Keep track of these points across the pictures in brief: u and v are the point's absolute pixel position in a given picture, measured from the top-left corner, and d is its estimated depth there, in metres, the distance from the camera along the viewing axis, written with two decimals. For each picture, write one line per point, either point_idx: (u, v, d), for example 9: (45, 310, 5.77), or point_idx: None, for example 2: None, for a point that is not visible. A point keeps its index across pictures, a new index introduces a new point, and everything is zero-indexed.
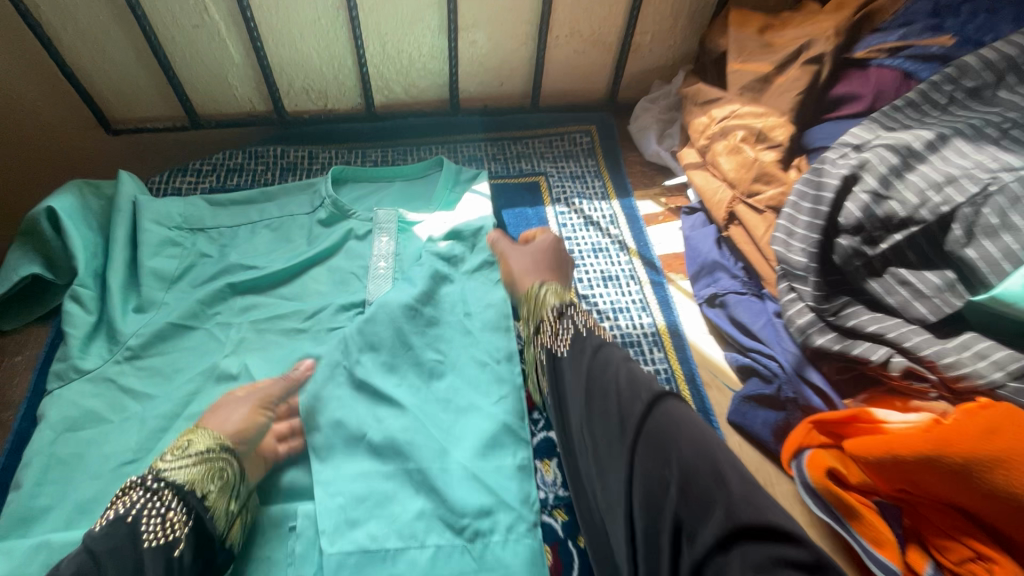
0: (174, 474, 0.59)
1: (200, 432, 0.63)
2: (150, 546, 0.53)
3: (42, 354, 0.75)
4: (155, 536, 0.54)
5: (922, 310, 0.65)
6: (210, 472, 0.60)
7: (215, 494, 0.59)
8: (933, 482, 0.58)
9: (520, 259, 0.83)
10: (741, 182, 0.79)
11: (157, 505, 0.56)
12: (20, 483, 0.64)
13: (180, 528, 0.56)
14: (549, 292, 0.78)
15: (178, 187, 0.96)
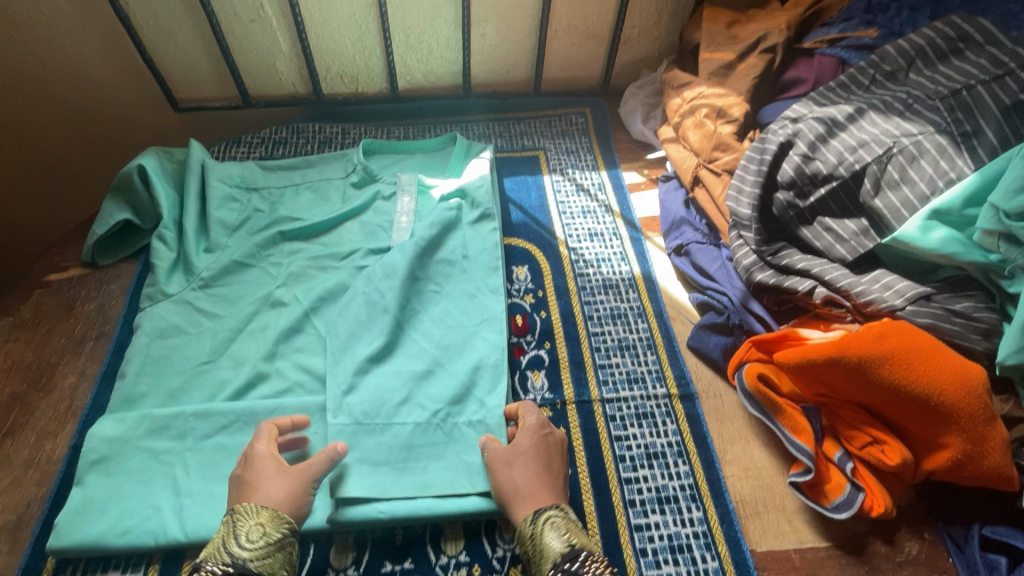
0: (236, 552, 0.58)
1: (268, 510, 0.63)
2: None
3: (132, 282, 0.93)
4: None
5: (841, 251, 0.79)
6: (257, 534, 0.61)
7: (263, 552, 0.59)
8: (839, 382, 0.74)
9: (517, 475, 0.69)
10: (703, 150, 0.95)
11: None
12: (126, 374, 0.82)
13: None
14: (564, 524, 0.64)
15: (234, 155, 1.14)
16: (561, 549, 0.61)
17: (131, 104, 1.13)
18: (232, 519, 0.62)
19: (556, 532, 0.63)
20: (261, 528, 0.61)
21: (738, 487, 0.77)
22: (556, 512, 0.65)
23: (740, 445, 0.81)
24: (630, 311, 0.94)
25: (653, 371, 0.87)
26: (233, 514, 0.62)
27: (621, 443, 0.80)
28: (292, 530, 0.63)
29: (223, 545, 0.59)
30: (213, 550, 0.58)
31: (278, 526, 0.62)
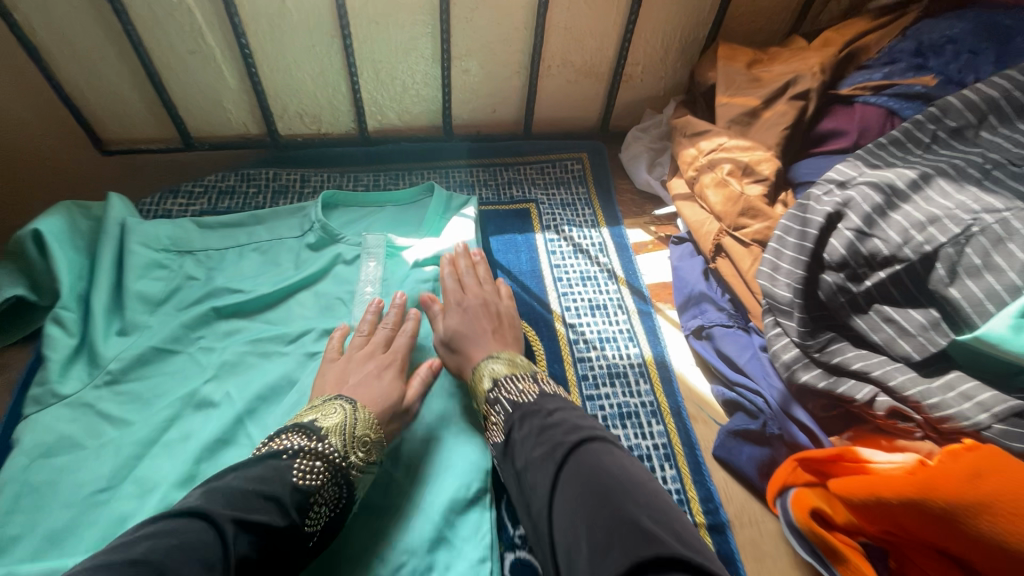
0: (327, 420, 0.62)
1: (377, 430, 0.65)
2: (298, 485, 0.55)
3: (20, 376, 0.74)
4: (304, 477, 0.56)
5: (905, 347, 0.64)
6: (357, 432, 0.62)
7: (357, 456, 0.61)
8: (918, 527, 0.57)
9: None
10: (727, 215, 0.79)
11: (310, 454, 0.58)
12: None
13: (324, 479, 0.57)
14: (495, 365, 0.72)
15: (169, 209, 0.96)
16: (495, 372, 0.71)
17: (52, 148, 0.96)
18: (348, 409, 0.64)
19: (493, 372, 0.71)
20: (366, 440, 0.63)
21: None
22: (489, 359, 0.73)
23: None
24: (642, 408, 0.78)
25: (674, 492, 0.70)
26: (350, 405, 0.65)
27: None
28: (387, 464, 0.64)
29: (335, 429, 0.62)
30: (333, 426, 0.62)
31: (380, 449, 0.64)
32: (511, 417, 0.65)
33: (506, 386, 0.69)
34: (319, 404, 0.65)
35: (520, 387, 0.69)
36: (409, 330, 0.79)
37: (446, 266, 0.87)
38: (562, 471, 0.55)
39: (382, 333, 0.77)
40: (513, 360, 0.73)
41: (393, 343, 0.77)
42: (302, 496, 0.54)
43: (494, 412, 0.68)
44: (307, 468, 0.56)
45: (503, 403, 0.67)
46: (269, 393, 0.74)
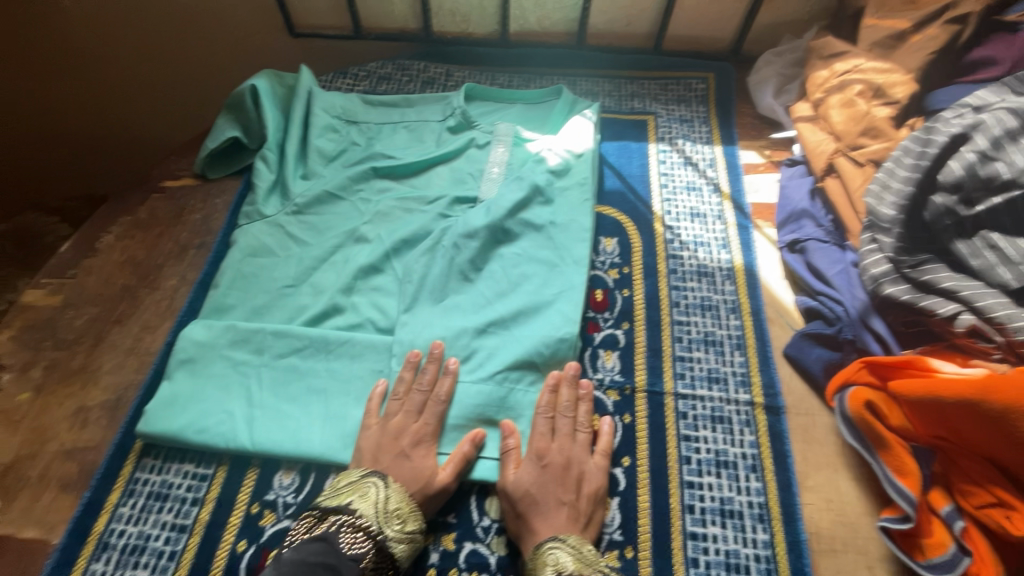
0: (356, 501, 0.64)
1: (411, 502, 0.66)
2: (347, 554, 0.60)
3: (234, 199, 0.98)
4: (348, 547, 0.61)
5: (1004, 275, 0.66)
6: (388, 510, 0.64)
7: (393, 531, 0.63)
8: (970, 430, 0.62)
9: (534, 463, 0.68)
10: (847, 135, 0.82)
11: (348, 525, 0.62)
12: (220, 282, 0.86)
13: (365, 548, 0.61)
14: (560, 555, 0.61)
15: (340, 86, 1.14)
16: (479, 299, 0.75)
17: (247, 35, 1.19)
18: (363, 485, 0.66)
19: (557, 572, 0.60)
20: (400, 514, 0.65)
21: (814, 519, 0.69)
22: (558, 550, 0.62)
23: (826, 473, 0.72)
24: (723, 304, 0.86)
25: (739, 374, 0.79)
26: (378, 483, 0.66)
27: (689, 444, 0.74)
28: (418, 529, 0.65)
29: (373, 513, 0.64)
30: (366, 505, 0.64)
31: (413, 520, 0.65)
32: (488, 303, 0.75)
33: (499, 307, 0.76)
34: (353, 481, 0.67)
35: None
36: (442, 395, 0.74)
37: (546, 394, 0.73)
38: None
39: (417, 398, 0.73)
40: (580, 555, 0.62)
41: (426, 409, 0.73)
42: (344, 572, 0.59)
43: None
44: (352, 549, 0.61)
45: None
46: (407, 238, 0.91)
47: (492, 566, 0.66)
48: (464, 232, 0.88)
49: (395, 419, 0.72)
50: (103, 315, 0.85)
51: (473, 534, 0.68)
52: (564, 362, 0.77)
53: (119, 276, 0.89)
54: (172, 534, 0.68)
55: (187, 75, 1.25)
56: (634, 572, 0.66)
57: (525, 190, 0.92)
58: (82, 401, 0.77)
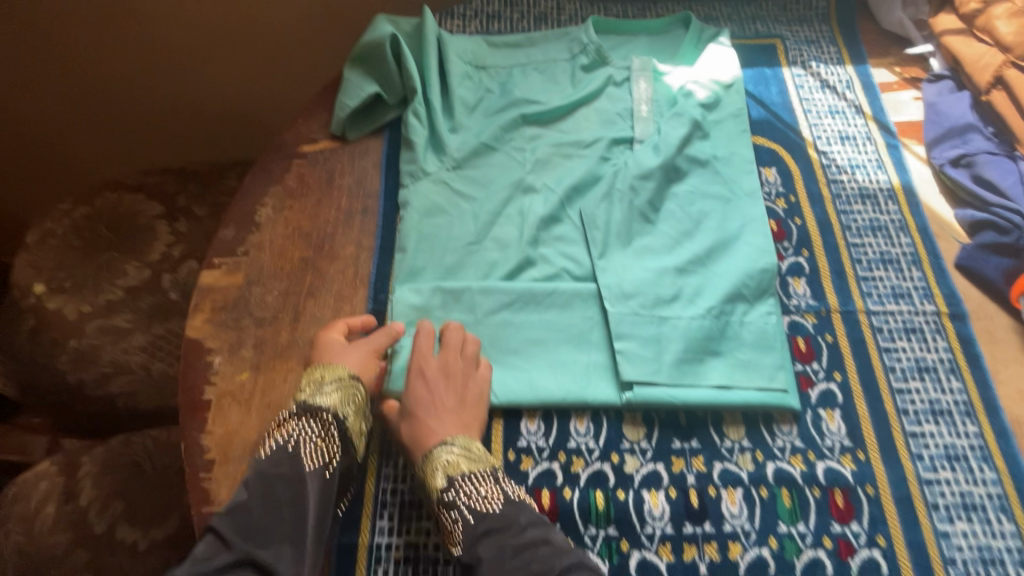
0: (447, 465, 0.68)
1: (469, 455, 0.69)
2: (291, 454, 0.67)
3: (383, 158, 0.95)
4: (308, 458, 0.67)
5: None
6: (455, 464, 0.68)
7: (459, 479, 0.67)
8: None
9: None
10: (1020, 46, 0.84)
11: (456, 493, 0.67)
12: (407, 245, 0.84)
13: (463, 517, 0.66)
14: (449, 456, 0.69)
15: (451, 28, 1.08)
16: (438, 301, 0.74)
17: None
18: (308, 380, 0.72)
19: (443, 468, 0.68)
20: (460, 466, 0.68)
21: (1013, 409, 0.77)
22: (444, 446, 0.69)
23: (1014, 369, 0.79)
24: (892, 224, 0.90)
25: (921, 288, 0.85)
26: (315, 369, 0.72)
27: (890, 354, 0.80)
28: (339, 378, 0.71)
29: (309, 394, 0.71)
30: (447, 469, 0.68)
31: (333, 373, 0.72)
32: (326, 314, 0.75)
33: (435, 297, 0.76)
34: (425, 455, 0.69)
35: (475, 488, 0.67)
36: None
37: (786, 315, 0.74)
38: (483, 537, 0.64)
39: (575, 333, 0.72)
40: (467, 449, 0.69)
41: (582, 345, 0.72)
42: (288, 452, 0.67)
43: (447, 514, 0.66)
44: (290, 433, 0.69)
45: (460, 509, 0.66)
46: (577, 184, 0.90)
47: (746, 481, 0.72)
48: (639, 173, 0.89)
49: None
50: (293, 290, 0.83)
51: (720, 455, 0.74)
52: (768, 291, 0.82)
53: (293, 249, 0.87)
54: None
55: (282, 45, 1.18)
56: (870, 471, 0.73)
57: (685, 126, 0.93)
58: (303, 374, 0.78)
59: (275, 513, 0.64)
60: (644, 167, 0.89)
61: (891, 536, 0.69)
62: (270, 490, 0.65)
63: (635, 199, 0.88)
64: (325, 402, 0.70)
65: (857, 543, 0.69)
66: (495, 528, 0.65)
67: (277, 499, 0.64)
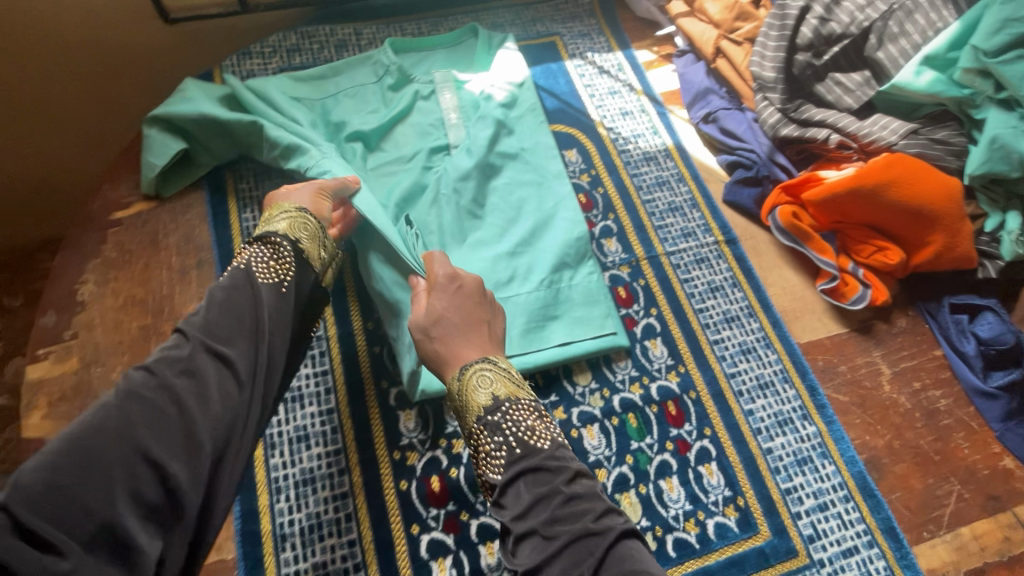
0: (494, 387, 0.71)
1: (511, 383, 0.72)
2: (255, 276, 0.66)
3: (208, 209, 0.94)
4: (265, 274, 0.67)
5: (849, 101, 0.97)
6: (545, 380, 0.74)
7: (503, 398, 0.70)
8: (855, 209, 0.95)
9: None
10: (725, 22, 1.06)
11: (506, 412, 0.68)
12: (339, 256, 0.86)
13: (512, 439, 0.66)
14: (489, 376, 0.71)
15: (251, 68, 1.10)
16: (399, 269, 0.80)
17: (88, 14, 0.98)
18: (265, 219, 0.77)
19: (483, 386, 0.71)
20: None
21: (780, 302, 0.99)
22: (485, 367, 0.72)
23: (776, 271, 1.02)
24: (672, 177, 1.09)
25: (702, 225, 1.04)
26: (270, 213, 0.77)
27: (688, 283, 0.99)
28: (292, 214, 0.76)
29: (262, 227, 0.74)
30: None
31: (293, 213, 0.76)
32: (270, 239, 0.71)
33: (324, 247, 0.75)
34: (466, 372, 0.72)
35: (523, 416, 0.68)
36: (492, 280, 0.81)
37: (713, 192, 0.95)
38: (522, 472, 0.62)
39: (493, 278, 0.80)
40: (506, 376, 0.72)
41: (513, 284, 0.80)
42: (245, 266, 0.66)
43: (492, 438, 0.67)
44: (245, 258, 0.68)
45: (507, 437, 0.66)
46: (409, 195, 0.97)
47: (599, 416, 0.85)
48: (461, 175, 0.98)
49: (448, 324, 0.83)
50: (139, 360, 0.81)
51: (576, 401, 0.86)
52: (585, 254, 0.96)
53: (130, 319, 0.84)
54: (340, 502, 0.76)
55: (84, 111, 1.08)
56: (690, 379, 0.90)
57: (492, 126, 1.04)
58: None
59: (233, 316, 0.61)
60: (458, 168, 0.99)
61: (713, 425, 0.87)
62: (225, 295, 0.62)
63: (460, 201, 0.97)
64: (281, 228, 0.73)
65: (691, 439, 0.85)
66: (535, 461, 0.63)
67: (234, 303, 0.61)
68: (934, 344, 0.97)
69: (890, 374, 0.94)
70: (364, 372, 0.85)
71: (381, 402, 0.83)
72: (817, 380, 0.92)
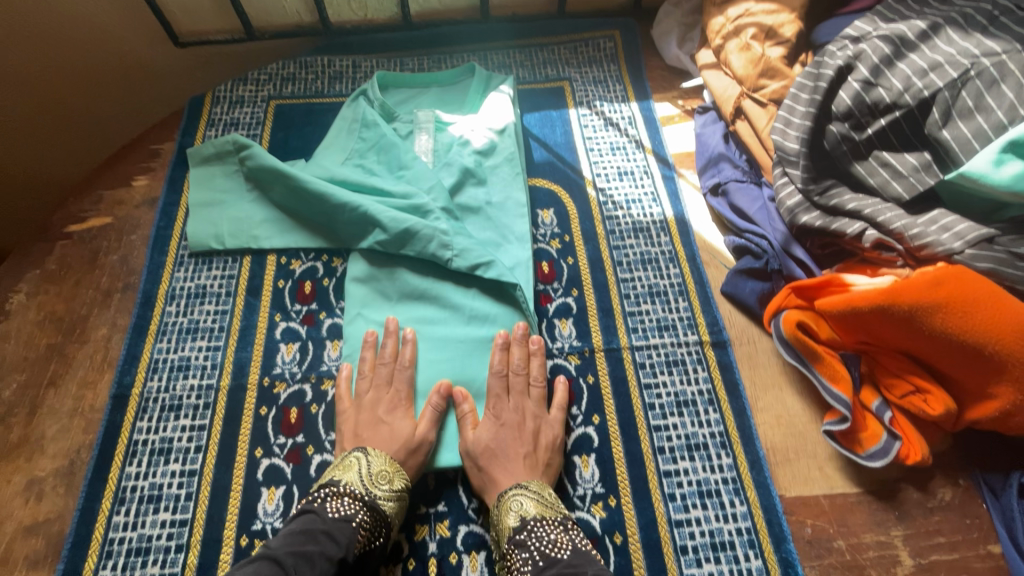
0: (522, 508, 0.66)
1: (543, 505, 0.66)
2: (334, 517, 0.63)
3: (152, 233, 0.92)
4: (338, 511, 0.63)
5: (898, 189, 0.74)
6: (544, 504, 0.66)
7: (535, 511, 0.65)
8: (886, 331, 0.71)
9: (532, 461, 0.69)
10: (748, 79, 0.87)
11: (536, 531, 0.63)
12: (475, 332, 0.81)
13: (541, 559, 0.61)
14: (523, 501, 0.66)
15: (242, 95, 1.08)
16: (391, 497, 0.67)
17: (91, 19, 0.99)
18: (363, 457, 0.69)
19: (515, 508, 0.66)
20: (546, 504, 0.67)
21: (769, 435, 0.76)
22: (518, 490, 0.67)
23: (773, 393, 0.79)
24: (662, 256, 0.90)
25: (685, 318, 0.84)
26: (364, 454, 0.69)
27: (650, 391, 0.79)
28: (407, 488, 0.69)
29: (364, 481, 0.67)
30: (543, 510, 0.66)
31: (401, 479, 0.69)
32: (351, 492, 0.66)
33: (380, 505, 0.66)
34: (499, 502, 0.67)
35: (550, 532, 0.64)
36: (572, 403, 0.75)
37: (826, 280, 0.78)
38: None
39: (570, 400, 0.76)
40: (544, 501, 0.67)
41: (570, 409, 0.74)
42: (351, 530, 0.62)
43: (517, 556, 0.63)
44: (339, 505, 0.64)
45: (531, 551, 0.62)
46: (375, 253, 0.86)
47: (489, 542, 0.69)
48: None
49: (367, 395, 0.75)
50: (33, 381, 0.79)
51: (466, 517, 0.71)
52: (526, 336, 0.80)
53: (41, 335, 0.83)
54: None
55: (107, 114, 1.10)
56: (620, 517, 0.71)
57: (456, 175, 0.93)
58: (30, 473, 0.73)
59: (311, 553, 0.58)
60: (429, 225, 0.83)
61: None
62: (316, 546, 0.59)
63: (450, 260, 0.82)
64: (385, 502, 0.66)
65: None
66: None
67: (314, 542, 0.59)
68: (991, 536, 0.69)
69: (912, 567, 0.68)
70: (242, 434, 0.76)
71: (248, 473, 0.74)
72: (796, 552, 0.69)
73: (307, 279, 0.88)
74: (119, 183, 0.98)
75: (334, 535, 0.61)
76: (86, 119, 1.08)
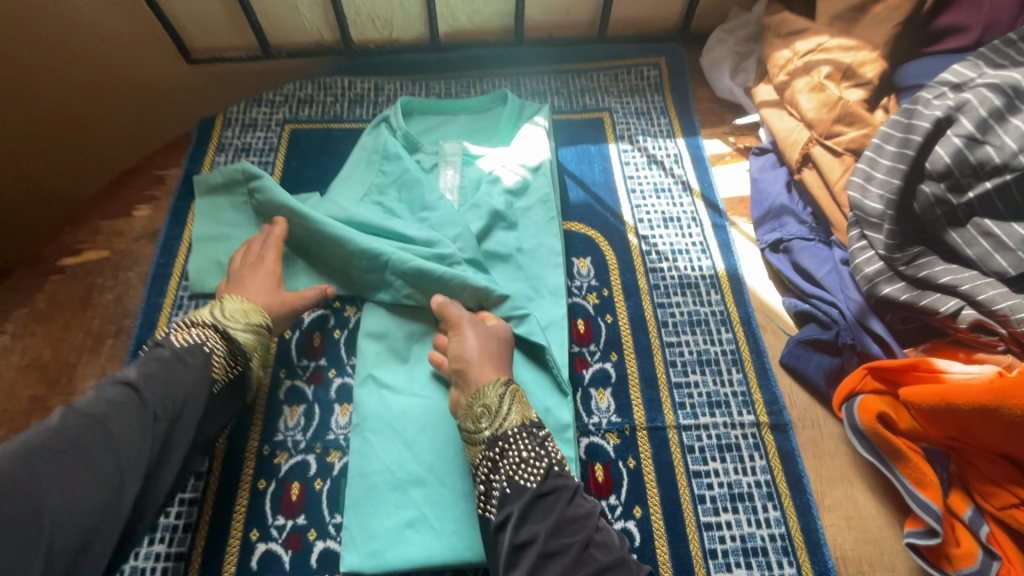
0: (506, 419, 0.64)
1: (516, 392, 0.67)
2: (184, 347, 0.62)
3: (151, 271, 0.84)
4: (190, 341, 0.63)
5: (1002, 262, 0.63)
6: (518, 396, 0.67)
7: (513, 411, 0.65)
8: (987, 432, 0.60)
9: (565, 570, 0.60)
10: (821, 123, 0.77)
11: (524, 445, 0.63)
12: None
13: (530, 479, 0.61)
14: (501, 396, 0.65)
15: (254, 117, 1.00)
16: (246, 331, 0.67)
17: (102, 35, 0.92)
18: (217, 301, 0.69)
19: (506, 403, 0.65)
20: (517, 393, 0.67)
21: (838, 541, 0.66)
22: (496, 385, 0.66)
23: (842, 489, 0.69)
24: (712, 317, 0.80)
25: (740, 394, 0.74)
26: (217, 301, 0.69)
27: (700, 481, 0.69)
28: (266, 325, 0.70)
29: (222, 318, 0.67)
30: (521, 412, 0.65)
31: (258, 317, 0.69)
32: (213, 330, 0.65)
33: (229, 326, 0.66)
34: (483, 404, 0.65)
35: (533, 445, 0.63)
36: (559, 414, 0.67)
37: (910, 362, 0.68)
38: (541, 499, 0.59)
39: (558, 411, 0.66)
40: (508, 394, 0.66)
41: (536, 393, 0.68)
42: (203, 357, 0.63)
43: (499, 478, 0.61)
44: (194, 337, 0.64)
45: (510, 468, 0.62)
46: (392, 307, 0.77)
47: None
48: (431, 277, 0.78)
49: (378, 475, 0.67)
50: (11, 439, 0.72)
51: None
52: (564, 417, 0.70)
53: (24, 385, 0.75)
54: None
55: (117, 135, 1.02)
56: None
57: (485, 218, 0.83)
58: None
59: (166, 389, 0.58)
60: (453, 280, 0.75)
61: None
62: (173, 372, 0.59)
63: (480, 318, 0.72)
64: (242, 335, 0.67)
65: None
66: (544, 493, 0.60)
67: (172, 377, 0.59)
68: None
69: None
70: (235, 513, 0.67)
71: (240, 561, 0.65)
72: None
73: (316, 331, 0.79)
74: (119, 213, 0.90)
75: (184, 359, 0.61)
76: (92, 139, 1.00)
